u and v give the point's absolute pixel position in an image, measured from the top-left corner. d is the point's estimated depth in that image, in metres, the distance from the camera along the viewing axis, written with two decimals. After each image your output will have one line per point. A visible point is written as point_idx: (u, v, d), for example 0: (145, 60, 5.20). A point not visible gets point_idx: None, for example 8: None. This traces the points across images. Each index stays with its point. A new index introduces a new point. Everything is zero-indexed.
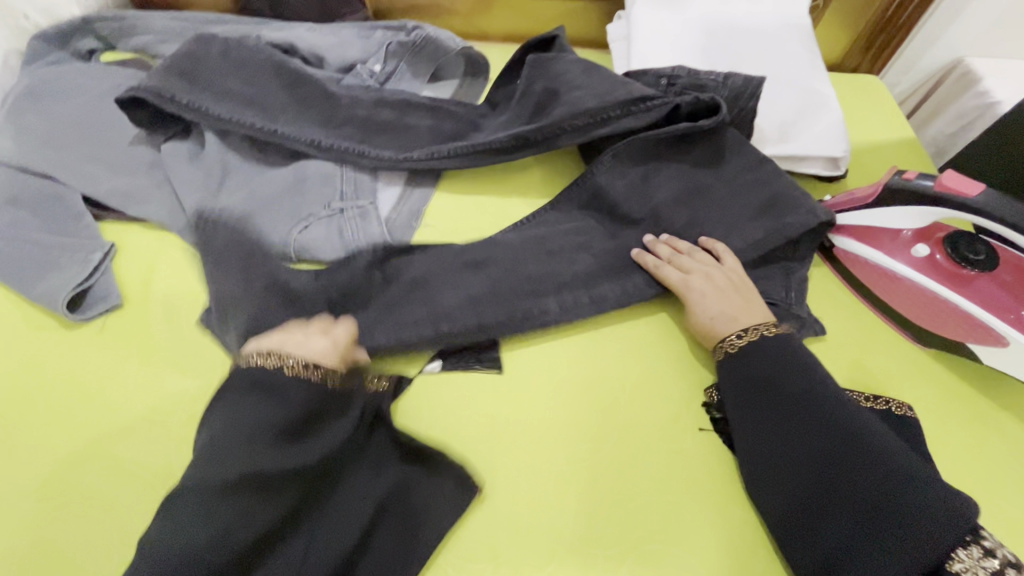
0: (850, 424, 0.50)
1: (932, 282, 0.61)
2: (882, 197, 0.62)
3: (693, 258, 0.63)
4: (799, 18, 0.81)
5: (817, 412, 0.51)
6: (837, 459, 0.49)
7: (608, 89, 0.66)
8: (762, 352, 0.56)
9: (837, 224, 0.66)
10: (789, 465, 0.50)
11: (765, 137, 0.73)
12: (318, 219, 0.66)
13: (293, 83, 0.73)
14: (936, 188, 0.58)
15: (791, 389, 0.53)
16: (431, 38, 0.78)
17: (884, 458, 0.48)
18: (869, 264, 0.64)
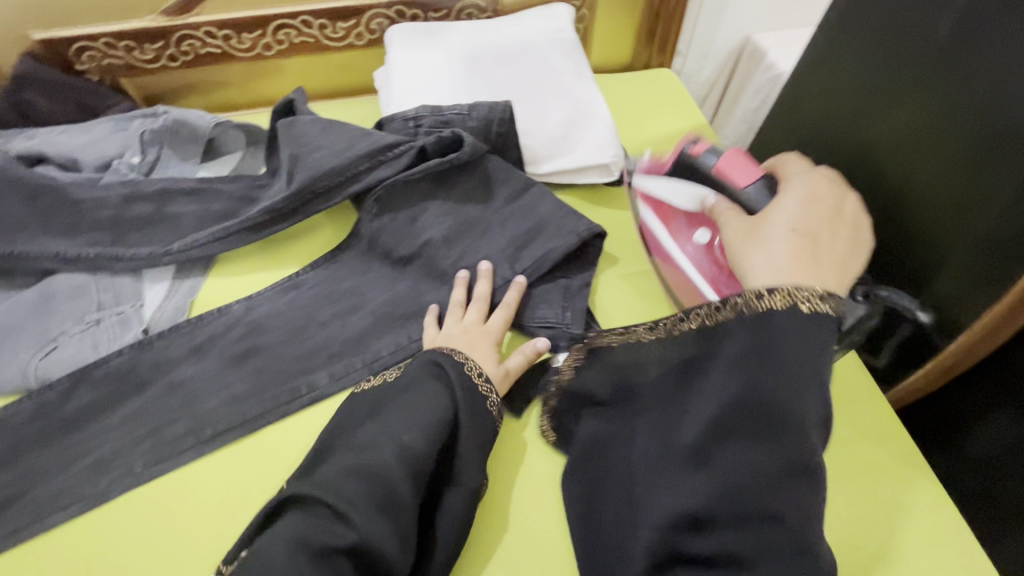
0: (793, 460, 0.40)
1: (700, 272, 0.61)
2: (676, 169, 0.63)
3: (820, 182, 0.55)
4: (563, 31, 0.81)
5: (796, 439, 0.40)
6: (776, 483, 0.40)
7: (349, 144, 0.64)
8: (777, 341, 0.41)
9: (642, 190, 0.66)
10: (730, 483, 0.41)
11: (535, 156, 0.72)
12: (69, 336, 0.62)
13: (31, 195, 0.67)
14: (715, 170, 0.59)
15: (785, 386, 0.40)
16: (182, 119, 0.75)
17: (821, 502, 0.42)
18: (656, 238, 0.65)
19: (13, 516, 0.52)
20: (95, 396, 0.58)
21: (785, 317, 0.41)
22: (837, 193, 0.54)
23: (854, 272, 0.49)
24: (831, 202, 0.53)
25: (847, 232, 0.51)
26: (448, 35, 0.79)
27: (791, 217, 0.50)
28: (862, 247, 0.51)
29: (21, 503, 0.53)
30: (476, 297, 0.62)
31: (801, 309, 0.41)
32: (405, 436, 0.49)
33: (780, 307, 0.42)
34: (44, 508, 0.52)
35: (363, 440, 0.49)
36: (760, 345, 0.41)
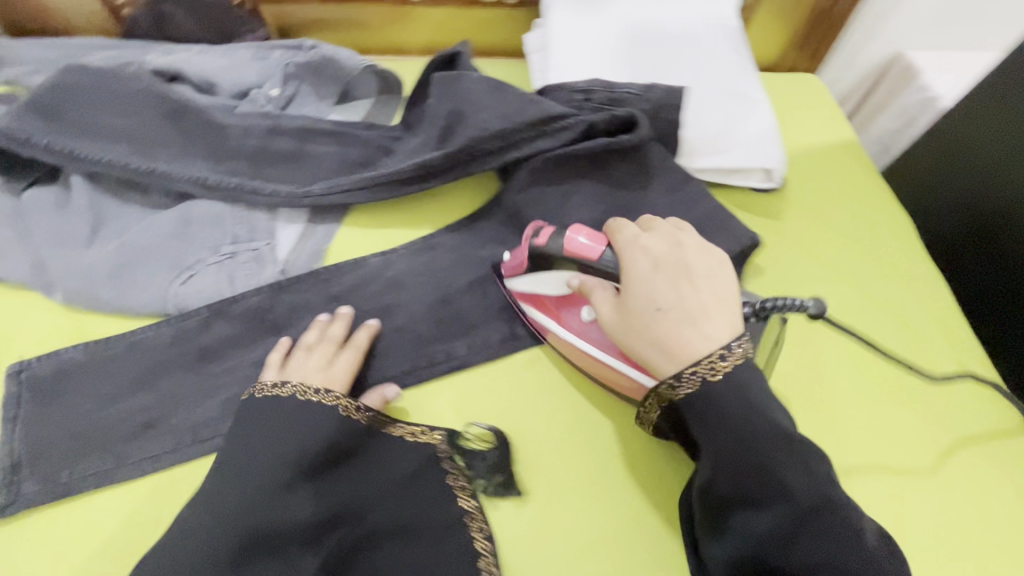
0: (789, 492, 0.41)
1: (603, 351, 0.54)
2: (530, 265, 0.55)
3: (649, 244, 0.49)
4: (728, 19, 0.76)
5: (801, 496, 0.41)
6: (790, 542, 0.40)
7: (517, 107, 0.61)
8: (715, 409, 0.42)
9: (513, 289, 0.59)
10: (751, 550, 0.42)
11: (692, 150, 0.69)
12: (205, 266, 0.60)
13: (174, 114, 0.65)
14: (567, 253, 0.52)
15: (761, 452, 0.41)
16: (328, 57, 0.71)
17: (856, 535, 0.41)
18: (546, 332, 0.58)
19: (152, 441, 0.51)
20: (232, 331, 0.57)
21: (710, 390, 0.42)
22: (659, 247, 0.49)
23: (732, 306, 0.46)
24: (671, 250, 0.48)
25: (702, 276, 0.47)
26: (611, 6, 0.75)
27: (654, 281, 0.46)
28: (728, 277, 0.48)
29: (160, 428, 0.52)
30: (327, 338, 0.56)
31: (711, 379, 0.42)
32: (293, 449, 0.47)
33: (707, 382, 0.42)
34: (183, 438, 0.51)
35: (230, 460, 0.47)
36: (710, 425, 0.42)
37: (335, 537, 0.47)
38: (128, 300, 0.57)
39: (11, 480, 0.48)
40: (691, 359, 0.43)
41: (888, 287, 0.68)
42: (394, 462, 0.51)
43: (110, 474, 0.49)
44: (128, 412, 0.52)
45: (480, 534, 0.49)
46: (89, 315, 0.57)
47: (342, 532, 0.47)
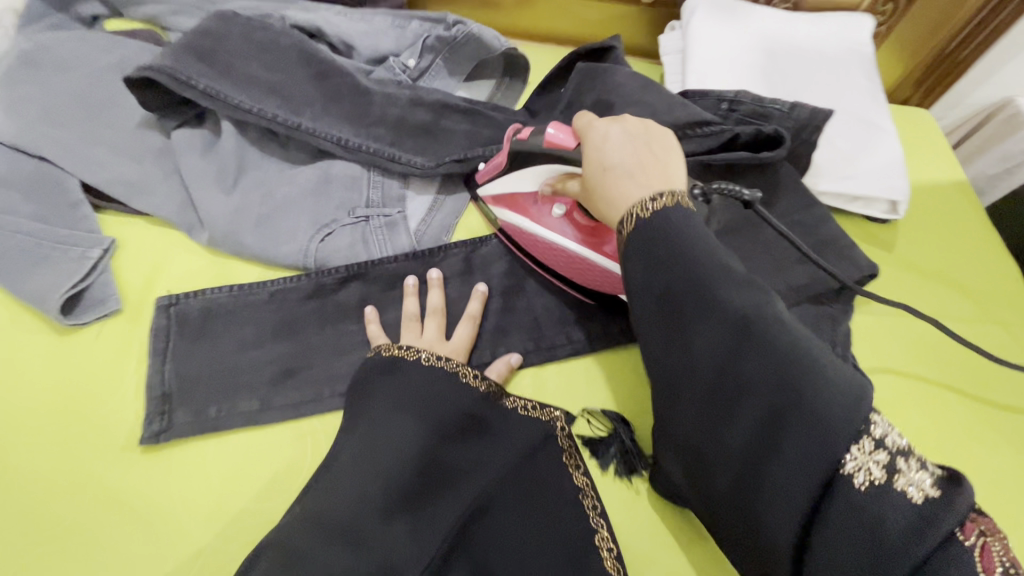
0: (704, 298, 0.38)
1: (571, 241, 0.57)
2: (510, 161, 0.60)
3: (602, 128, 0.47)
4: (862, 46, 0.76)
5: (664, 239, 0.39)
6: (732, 356, 0.37)
7: (665, 109, 0.62)
8: (668, 231, 0.39)
9: (493, 195, 0.63)
10: (690, 363, 0.38)
11: (820, 172, 0.69)
12: (342, 226, 0.61)
13: (321, 73, 0.65)
14: (545, 145, 0.55)
15: (693, 266, 0.38)
16: (471, 34, 0.71)
17: (794, 346, 0.36)
18: (521, 231, 0.61)
19: (293, 389, 0.53)
20: (367, 293, 0.59)
21: (649, 225, 0.40)
22: (612, 127, 0.47)
23: (679, 170, 0.44)
24: (630, 125, 0.47)
25: (660, 139, 0.46)
26: (753, 19, 0.75)
27: (608, 150, 0.46)
28: (670, 137, 0.46)
29: (300, 378, 0.54)
30: (428, 308, 0.58)
31: (645, 215, 0.40)
32: (437, 408, 0.49)
33: (640, 220, 0.41)
34: (322, 389, 0.54)
35: (366, 423, 0.49)
36: (647, 244, 0.40)
37: (454, 501, 0.46)
38: (271, 249, 0.59)
39: (164, 409, 0.50)
40: (625, 204, 0.42)
41: (980, 325, 0.69)
42: (507, 437, 0.51)
43: (255, 416, 0.51)
44: (269, 359, 0.55)
45: (595, 512, 0.49)
46: (231, 259, 0.59)
47: (460, 495, 0.47)
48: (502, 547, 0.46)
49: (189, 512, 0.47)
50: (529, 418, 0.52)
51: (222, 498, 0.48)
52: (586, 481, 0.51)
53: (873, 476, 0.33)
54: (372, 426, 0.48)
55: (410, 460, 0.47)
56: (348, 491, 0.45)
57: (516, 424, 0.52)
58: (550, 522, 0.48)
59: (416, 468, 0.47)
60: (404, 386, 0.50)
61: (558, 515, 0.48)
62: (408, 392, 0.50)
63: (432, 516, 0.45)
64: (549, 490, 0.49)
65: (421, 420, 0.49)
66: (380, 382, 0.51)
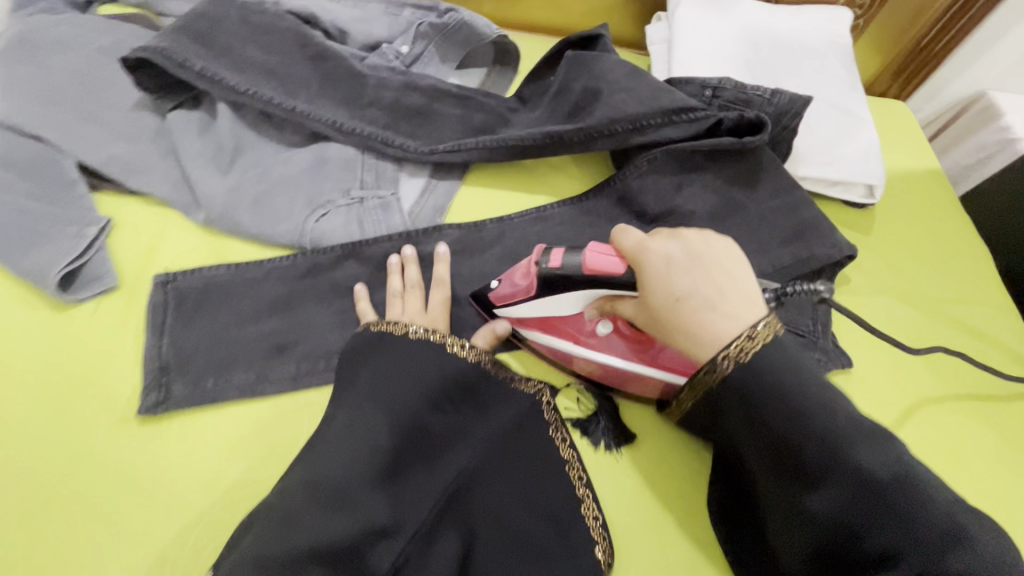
0: (823, 452, 0.41)
1: (623, 359, 0.57)
2: (538, 291, 0.55)
3: (662, 251, 0.47)
4: (840, 37, 0.79)
5: (769, 389, 0.42)
6: (847, 509, 0.40)
7: (651, 95, 0.64)
8: (771, 379, 0.42)
9: (516, 319, 0.59)
10: (809, 512, 0.42)
11: (800, 158, 0.71)
12: (337, 207, 0.62)
13: (315, 57, 0.67)
14: (586, 273, 0.51)
15: (807, 422, 0.41)
16: (464, 21, 0.73)
17: (913, 497, 0.39)
18: (562, 352, 0.60)
19: (289, 363, 0.55)
20: (361, 271, 0.61)
21: (747, 370, 0.43)
22: (670, 245, 0.47)
23: (752, 291, 0.46)
24: (688, 242, 0.47)
25: (724, 260, 0.47)
26: (736, 10, 0.77)
27: (674, 276, 0.46)
28: (732, 248, 0.48)
29: (296, 352, 0.55)
30: (408, 284, 0.59)
31: (744, 359, 0.43)
32: (428, 377, 0.50)
33: (741, 362, 0.43)
34: (318, 363, 0.55)
35: (358, 392, 0.50)
36: (752, 395, 0.43)
37: (445, 470, 0.48)
38: (267, 229, 0.60)
39: (162, 381, 0.51)
40: (722, 342, 0.44)
41: (952, 303, 0.72)
42: (496, 409, 0.52)
43: (252, 388, 0.53)
44: (265, 334, 0.56)
45: (581, 481, 0.52)
46: (227, 239, 0.60)
47: (451, 464, 0.48)
48: (493, 514, 0.47)
49: (188, 482, 0.48)
50: (517, 390, 0.55)
51: (220, 468, 0.49)
52: (572, 454, 0.54)
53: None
54: (365, 395, 0.49)
55: (402, 428, 0.48)
56: (341, 456, 0.46)
57: (504, 397, 0.53)
58: (536, 492, 0.50)
59: (407, 437, 0.48)
60: (395, 356, 0.51)
61: (545, 484, 0.51)
62: (398, 362, 0.51)
63: (423, 482, 0.47)
64: (537, 460, 0.52)
65: (413, 389, 0.50)
66: (372, 352, 0.52)
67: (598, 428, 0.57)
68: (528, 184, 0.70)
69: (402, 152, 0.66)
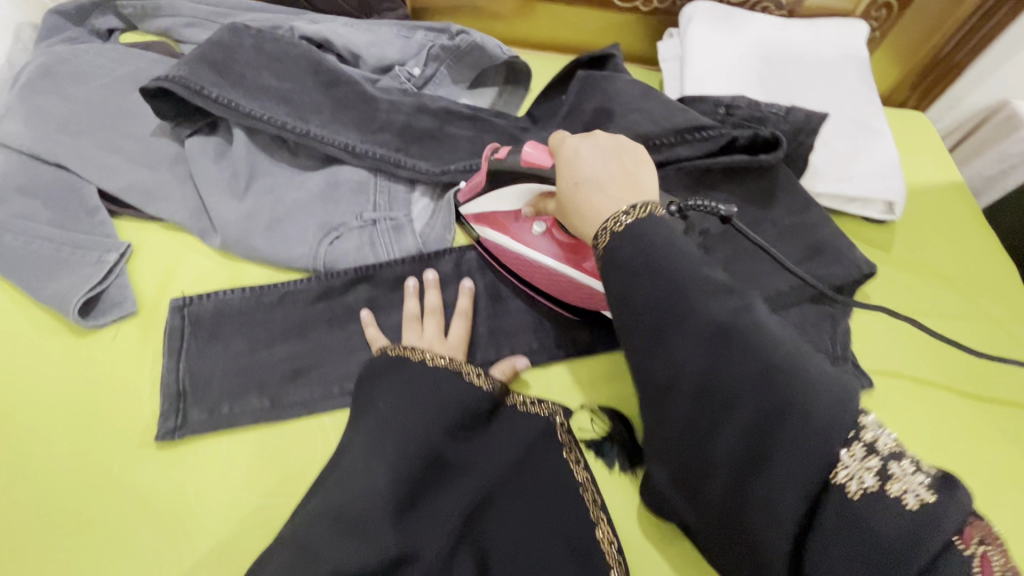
0: (674, 304, 0.37)
1: (550, 259, 0.58)
2: (487, 182, 0.60)
3: (576, 142, 0.48)
4: (856, 51, 0.78)
5: (640, 251, 0.39)
6: (712, 372, 0.36)
7: (663, 114, 0.64)
8: (644, 237, 0.39)
9: (471, 215, 0.64)
10: (676, 381, 0.37)
11: (817, 174, 0.70)
12: (350, 229, 0.62)
13: (329, 83, 0.68)
14: (523, 165, 0.55)
15: (672, 274, 0.38)
16: (475, 43, 0.74)
17: (773, 349, 0.35)
18: (505, 250, 0.62)
19: (303, 388, 0.55)
20: (374, 294, 0.61)
21: (622, 240, 0.40)
22: (584, 142, 0.48)
23: (651, 187, 0.45)
24: (600, 142, 0.48)
25: (633, 155, 0.47)
26: (749, 26, 0.77)
27: (580, 163, 0.47)
28: (645, 152, 0.48)
29: (310, 377, 0.56)
30: (427, 308, 0.59)
31: (617, 227, 0.40)
32: (442, 404, 0.50)
33: (617, 232, 0.40)
34: (332, 388, 0.55)
35: (373, 418, 0.49)
36: (618, 260, 0.40)
37: (456, 499, 0.48)
38: (281, 253, 0.60)
39: (179, 407, 0.52)
40: (603, 219, 0.42)
41: (984, 332, 0.69)
42: (507, 434, 0.52)
43: (267, 414, 0.53)
44: (280, 359, 0.56)
45: (596, 505, 0.51)
46: (242, 263, 0.61)
47: (463, 494, 0.48)
48: (504, 542, 0.47)
49: (203, 508, 0.49)
50: (529, 414, 0.54)
51: (234, 495, 0.49)
52: (586, 476, 0.52)
53: (865, 485, 0.32)
54: (378, 422, 0.49)
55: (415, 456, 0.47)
56: (355, 485, 0.45)
57: (516, 423, 0.53)
58: (550, 518, 0.49)
59: (420, 465, 0.47)
60: (410, 382, 0.51)
61: (559, 510, 0.50)
62: (413, 388, 0.51)
63: (434, 508, 0.47)
64: (549, 486, 0.51)
65: (426, 416, 0.49)
66: (386, 377, 0.52)
67: (610, 450, 0.56)
68: None
69: (414, 173, 0.66)
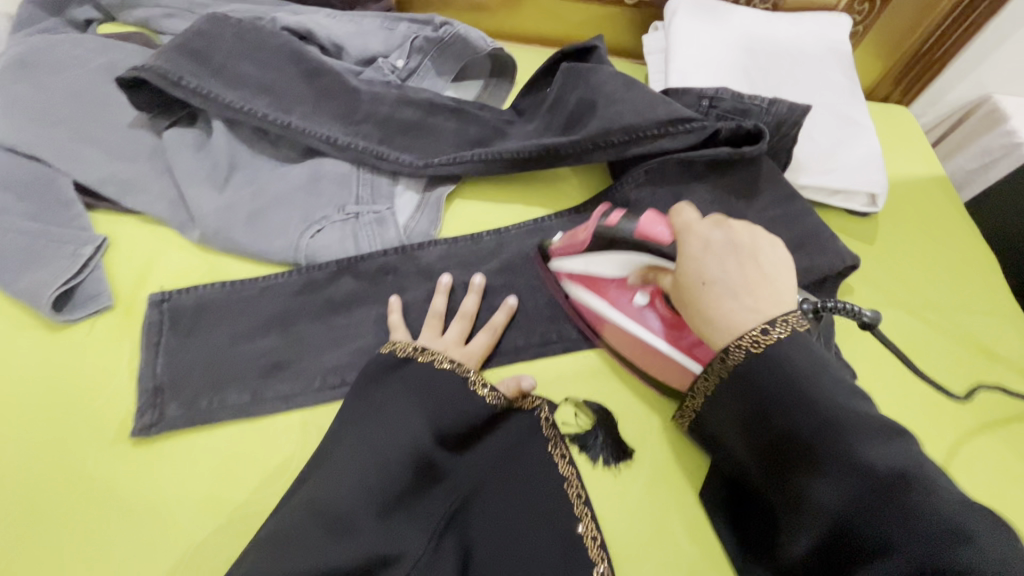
0: (787, 380, 0.42)
1: (662, 340, 0.57)
2: (592, 244, 0.58)
3: (703, 233, 0.50)
4: (840, 44, 0.78)
5: (762, 337, 0.44)
6: (821, 454, 0.40)
7: (648, 106, 0.64)
8: (783, 341, 0.43)
9: (563, 270, 0.63)
10: (813, 475, 0.40)
11: (800, 167, 0.71)
12: (332, 222, 0.62)
13: (311, 74, 0.67)
14: (637, 234, 0.54)
15: (775, 356, 0.43)
16: (459, 35, 0.73)
17: (887, 450, 0.39)
18: (599, 316, 0.61)
19: (283, 382, 0.54)
20: (356, 287, 0.60)
21: (770, 357, 0.43)
22: (714, 233, 0.50)
23: (786, 288, 0.47)
24: (731, 232, 0.50)
25: (761, 249, 0.48)
26: (733, 18, 0.77)
27: (704, 260, 0.48)
28: (780, 249, 0.50)
29: (291, 371, 0.55)
30: (434, 311, 0.59)
31: (756, 346, 0.44)
32: (432, 405, 0.49)
33: (754, 353, 0.44)
34: (312, 382, 0.55)
35: (366, 417, 0.48)
36: (764, 361, 0.43)
37: (438, 499, 0.48)
38: (262, 246, 0.59)
39: (156, 402, 0.51)
40: (738, 333, 0.45)
41: (965, 323, 0.70)
42: (497, 436, 0.53)
43: (246, 408, 0.52)
44: (260, 353, 0.55)
45: (581, 500, 0.51)
46: (222, 256, 0.60)
47: (446, 496, 0.48)
48: (485, 540, 0.47)
49: (182, 504, 0.48)
50: (518, 410, 0.55)
51: (213, 491, 0.49)
52: (572, 471, 0.53)
53: None
54: (355, 423, 0.48)
55: (403, 458, 0.46)
56: (339, 484, 0.44)
57: (504, 426, 0.53)
58: (530, 515, 0.49)
59: (407, 469, 0.46)
60: (404, 383, 0.50)
61: (538, 505, 0.50)
62: (406, 388, 0.50)
63: (416, 506, 0.46)
64: (537, 485, 0.51)
65: (418, 416, 0.48)
66: (386, 378, 0.51)
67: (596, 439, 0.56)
68: (524, 196, 0.70)
69: (398, 165, 0.65)
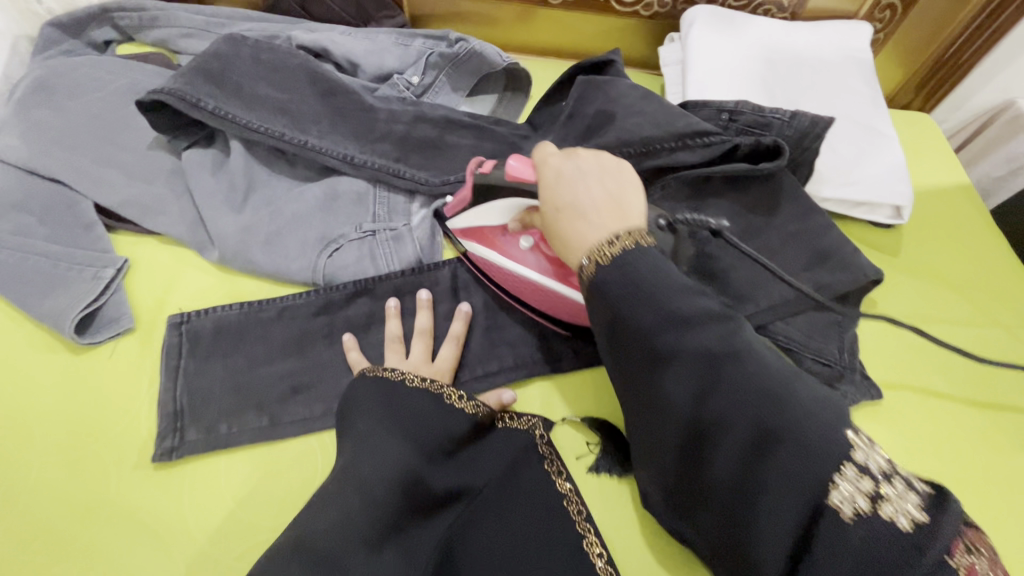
0: (644, 306, 0.39)
1: (541, 275, 0.56)
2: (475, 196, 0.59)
3: (557, 163, 0.48)
4: (860, 52, 0.77)
5: (629, 272, 0.40)
6: (700, 387, 0.37)
7: (666, 119, 0.63)
8: (647, 270, 0.40)
9: (460, 230, 0.62)
10: (674, 401, 0.38)
11: (821, 179, 0.69)
12: (349, 241, 0.62)
13: (328, 92, 0.67)
14: (508, 179, 0.53)
15: (648, 291, 0.39)
16: (474, 50, 0.73)
17: (740, 364, 0.36)
18: (492, 266, 0.59)
19: (302, 405, 0.54)
20: (373, 308, 0.60)
21: (621, 258, 0.40)
22: (566, 160, 0.48)
23: (637, 210, 0.44)
24: (584, 159, 0.47)
25: (616, 175, 0.46)
26: (750, 29, 0.76)
27: (557, 185, 0.46)
28: (631, 172, 0.47)
29: (310, 394, 0.55)
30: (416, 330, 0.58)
31: (603, 260, 0.41)
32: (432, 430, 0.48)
33: (601, 264, 0.41)
34: (331, 405, 0.54)
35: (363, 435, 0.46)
36: (632, 285, 0.39)
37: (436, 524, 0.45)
38: (280, 266, 0.59)
39: (176, 427, 0.51)
40: (586, 250, 0.42)
41: (995, 335, 0.68)
42: (493, 455, 0.51)
43: (266, 432, 0.52)
44: (279, 375, 0.55)
45: (582, 516, 0.50)
46: (241, 276, 0.61)
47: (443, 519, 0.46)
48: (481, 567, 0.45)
49: (199, 529, 0.48)
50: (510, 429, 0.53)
51: (231, 516, 0.48)
52: (570, 488, 0.51)
53: (859, 508, 0.32)
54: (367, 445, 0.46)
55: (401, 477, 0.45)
56: (337, 505, 0.42)
57: (500, 448, 0.52)
58: (530, 541, 0.47)
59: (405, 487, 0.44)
60: (396, 405, 0.49)
61: (544, 532, 0.48)
62: (402, 407, 0.48)
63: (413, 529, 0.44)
64: (531, 511, 0.49)
65: (417, 438, 0.47)
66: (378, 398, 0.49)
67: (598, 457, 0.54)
68: None
69: (414, 181, 0.65)
